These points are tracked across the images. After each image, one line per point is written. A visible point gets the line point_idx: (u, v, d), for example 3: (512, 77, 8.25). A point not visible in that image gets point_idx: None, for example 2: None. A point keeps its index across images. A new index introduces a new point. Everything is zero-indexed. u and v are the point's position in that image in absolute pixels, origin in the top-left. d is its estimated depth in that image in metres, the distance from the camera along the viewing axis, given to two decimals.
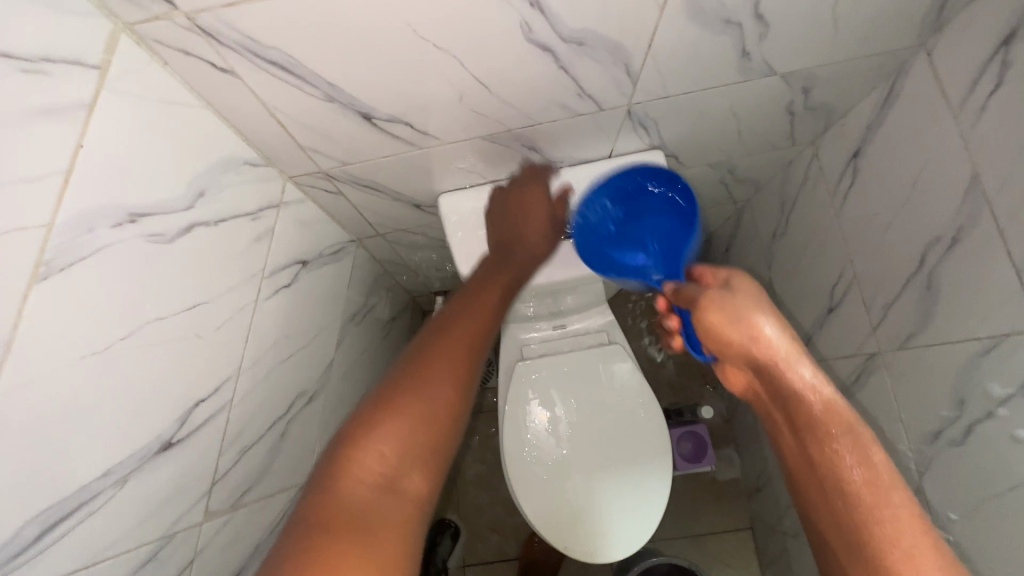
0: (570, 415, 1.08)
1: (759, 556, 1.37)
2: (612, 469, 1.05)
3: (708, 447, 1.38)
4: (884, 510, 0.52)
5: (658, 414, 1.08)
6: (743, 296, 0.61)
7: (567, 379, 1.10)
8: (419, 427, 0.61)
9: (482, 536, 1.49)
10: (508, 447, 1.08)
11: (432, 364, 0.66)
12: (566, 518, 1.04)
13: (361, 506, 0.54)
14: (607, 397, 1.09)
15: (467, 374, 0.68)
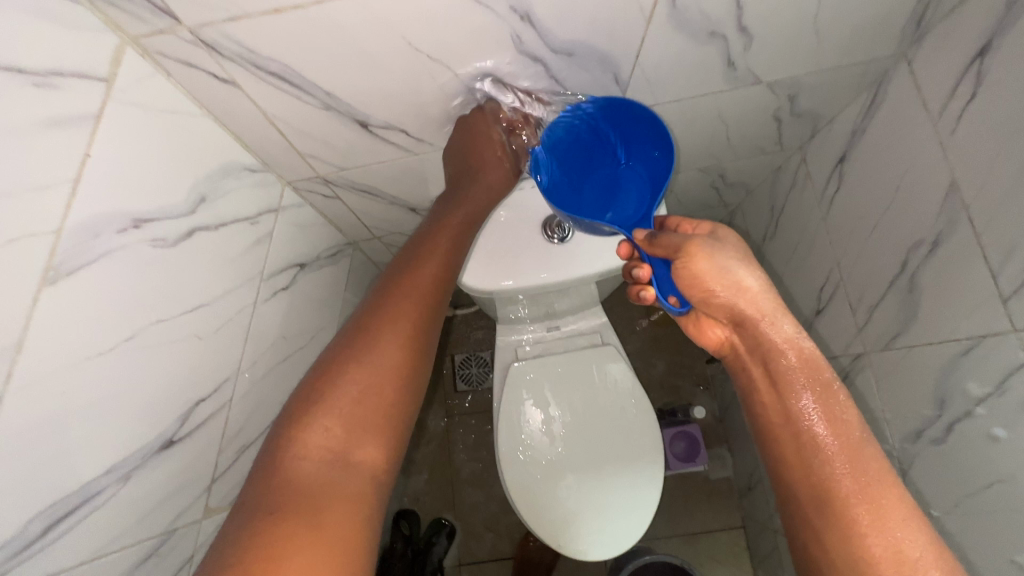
0: (564, 415, 1.09)
1: (751, 554, 1.39)
2: (605, 468, 1.07)
3: (701, 446, 1.40)
4: (854, 466, 0.55)
5: (651, 414, 1.10)
6: (728, 252, 0.61)
7: (562, 380, 1.11)
8: (365, 398, 0.56)
9: (477, 535, 1.50)
10: (503, 447, 1.09)
11: (383, 322, 0.61)
12: (559, 517, 1.05)
13: (313, 478, 0.52)
14: (600, 397, 1.10)
15: (430, 324, 0.63)
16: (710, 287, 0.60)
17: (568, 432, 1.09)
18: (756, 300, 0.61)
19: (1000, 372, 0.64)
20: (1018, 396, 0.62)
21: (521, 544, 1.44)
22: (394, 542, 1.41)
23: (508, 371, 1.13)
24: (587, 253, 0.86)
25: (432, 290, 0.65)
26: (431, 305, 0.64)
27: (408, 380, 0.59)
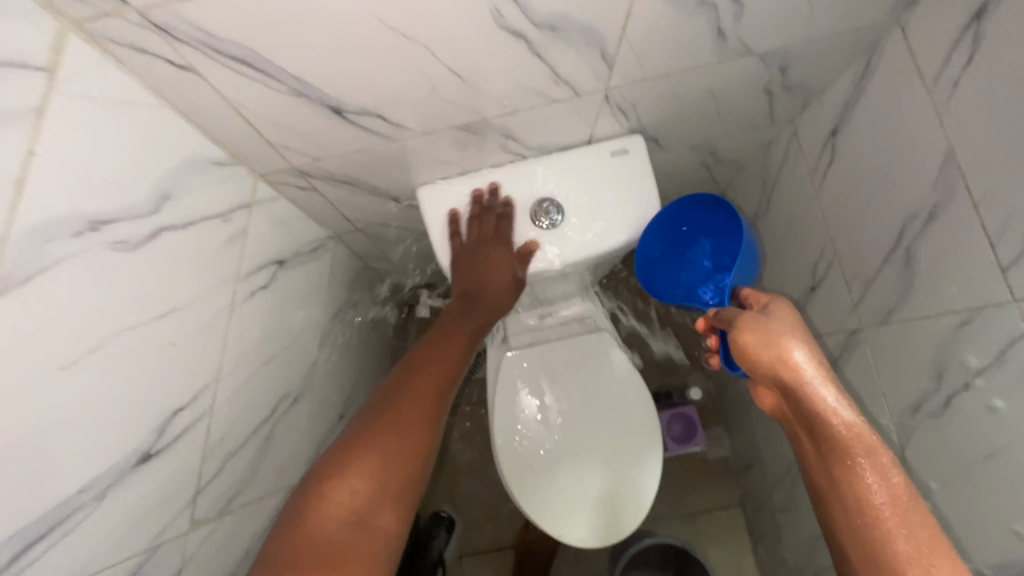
0: (560, 404, 1.08)
1: (750, 530, 1.40)
2: (603, 454, 1.06)
3: (697, 427, 1.40)
4: (902, 531, 0.50)
5: (647, 397, 1.09)
6: (777, 322, 0.63)
7: (556, 368, 1.10)
8: (388, 466, 0.63)
9: (477, 525, 1.50)
10: (499, 437, 1.08)
11: (405, 399, 0.70)
12: (559, 504, 1.04)
13: (332, 538, 0.56)
14: (596, 384, 1.09)
15: (439, 405, 0.72)
16: (756, 350, 0.61)
17: (564, 420, 1.08)
18: (807, 371, 0.58)
19: (999, 343, 0.63)
20: (1017, 367, 0.62)
21: (521, 533, 1.44)
22: None
23: (501, 362, 1.11)
24: (580, 239, 0.83)
25: (439, 378, 0.75)
26: (440, 389, 0.74)
27: (422, 458, 0.66)
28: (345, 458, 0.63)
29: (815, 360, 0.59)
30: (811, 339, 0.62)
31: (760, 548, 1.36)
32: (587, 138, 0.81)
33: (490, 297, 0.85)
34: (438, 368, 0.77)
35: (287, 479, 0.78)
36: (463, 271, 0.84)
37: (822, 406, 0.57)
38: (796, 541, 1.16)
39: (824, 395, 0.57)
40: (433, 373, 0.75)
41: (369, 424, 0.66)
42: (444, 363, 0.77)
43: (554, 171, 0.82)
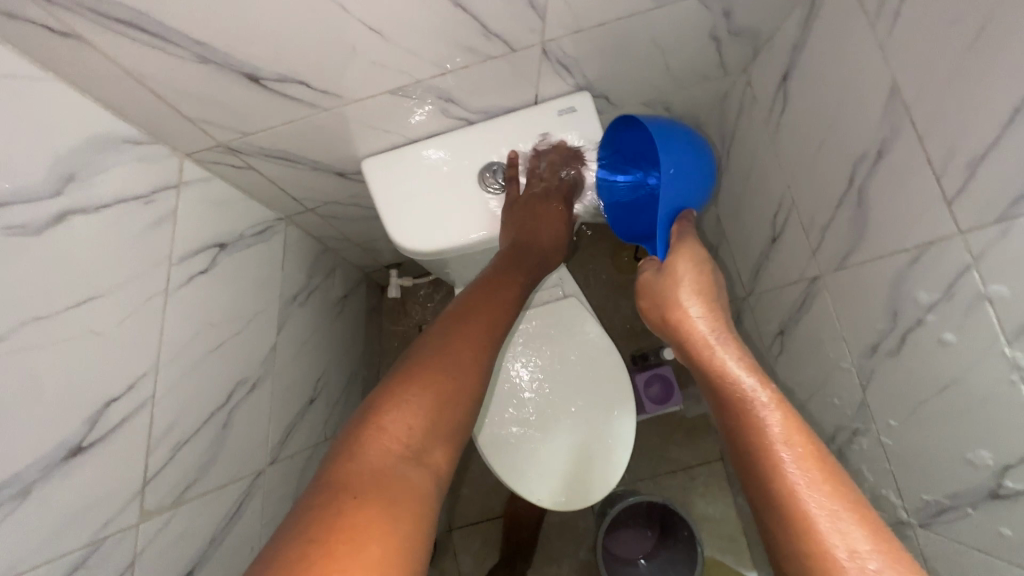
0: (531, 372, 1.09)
1: (731, 483, 1.43)
2: (578, 415, 1.07)
3: (675, 386, 1.42)
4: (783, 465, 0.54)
5: (618, 359, 1.09)
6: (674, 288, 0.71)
7: (525, 338, 1.10)
8: (442, 403, 0.57)
9: (465, 499, 1.51)
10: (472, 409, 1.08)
11: (461, 336, 0.64)
12: (537, 469, 1.05)
13: (385, 468, 0.51)
14: (566, 351, 1.10)
15: (492, 347, 0.65)
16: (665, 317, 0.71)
17: (537, 388, 1.08)
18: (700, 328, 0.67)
19: (947, 277, 0.64)
20: (963, 299, 0.62)
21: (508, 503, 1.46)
22: None
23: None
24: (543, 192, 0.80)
25: (499, 318, 0.68)
26: (495, 331, 0.66)
27: (472, 400, 0.60)
28: (396, 389, 0.57)
29: (711, 316, 0.67)
30: (708, 299, 0.69)
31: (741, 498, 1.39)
32: (533, 97, 0.78)
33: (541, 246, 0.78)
34: (496, 308, 0.69)
35: (252, 465, 0.77)
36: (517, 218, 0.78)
37: (717, 359, 0.64)
38: None
39: (717, 350, 0.64)
40: (490, 313, 0.68)
41: (421, 358, 0.61)
42: (502, 304, 0.70)
43: (503, 135, 0.79)
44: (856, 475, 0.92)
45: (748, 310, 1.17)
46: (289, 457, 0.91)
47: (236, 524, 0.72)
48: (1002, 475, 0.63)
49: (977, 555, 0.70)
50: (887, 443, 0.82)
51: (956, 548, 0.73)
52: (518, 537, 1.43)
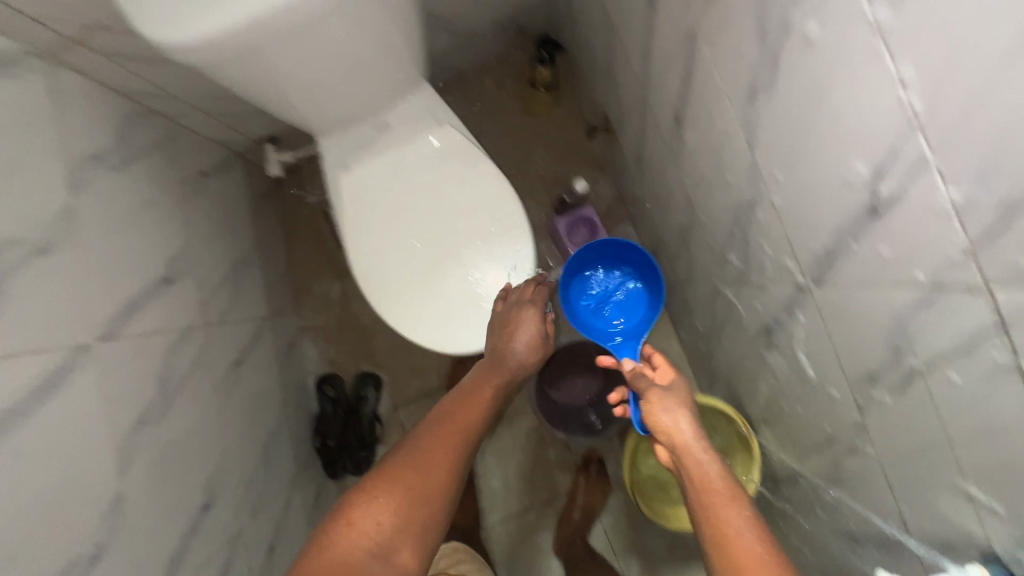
0: (419, 221, 1.01)
1: (673, 317, 1.44)
2: (476, 245, 1.01)
3: (599, 229, 1.38)
4: (755, 555, 0.63)
5: (512, 195, 1.02)
6: (674, 401, 0.83)
7: (407, 188, 1.01)
8: (406, 502, 0.72)
9: (402, 377, 1.49)
10: (368, 276, 1.00)
11: (433, 441, 0.80)
12: (453, 313, 1.00)
13: (351, 563, 0.65)
14: (453, 194, 1.02)
15: (460, 450, 0.81)
16: (662, 422, 0.81)
17: (427, 236, 1.01)
18: (693, 435, 0.78)
19: None
20: None
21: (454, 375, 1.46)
22: (323, 408, 1.44)
23: (338, 192, 1.01)
24: None
25: (465, 430, 0.83)
26: (460, 438, 0.82)
27: (439, 497, 0.75)
28: (375, 487, 0.73)
29: (696, 427, 0.79)
30: (693, 415, 0.82)
31: (682, 329, 1.41)
32: None
33: (511, 357, 0.93)
34: (461, 417, 0.85)
35: (64, 338, 0.69)
36: (497, 329, 0.96)
37: (701, 459, 0.75)
38: (704, 303, 1.17)
39: (705, 454, 0.75)
40: (457, 423, 0.84)
41: (395, 459, 0.77)
42: (468, 415, 0.86)
43: None
44: (756, 255, 0.85)
45: (649, 113, 1.05)
46: (141, 337, 0.83)
47: (52, 397, 0.66)
48: (877, 184, 0.53)
49: (857, 294, 0.64)
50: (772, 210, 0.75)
51: (845, 296, 0.66)
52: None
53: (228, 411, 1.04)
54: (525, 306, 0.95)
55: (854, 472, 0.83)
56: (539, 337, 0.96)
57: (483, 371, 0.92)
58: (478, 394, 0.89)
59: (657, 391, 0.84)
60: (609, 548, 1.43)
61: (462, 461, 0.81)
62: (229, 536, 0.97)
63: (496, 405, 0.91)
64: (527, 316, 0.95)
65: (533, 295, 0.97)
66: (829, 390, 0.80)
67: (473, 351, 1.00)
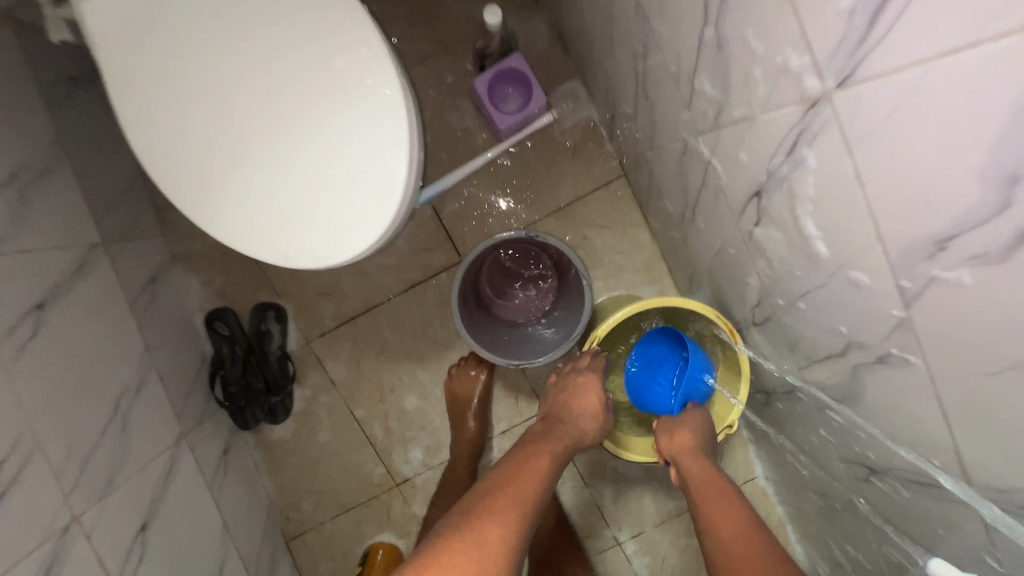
0: (227, 81, 0.68)
1: (638, 202, 1.14)
2: (315, 103, 0.67)
3: (535, 84, 1.06)
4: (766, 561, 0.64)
5: (357, 19, 0.67)
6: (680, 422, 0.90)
7: (200, 28, 0.68)
8: None
9: (313, 305, 1.22)
10: (167, 169, 0.69)
11: (483, 516, 0.68)
12: (297, 210, 0.68)
13: None
14: (274, 32, 0.68)
15: (516, 531, 0.68)
16: (668, 447, 0.88)
17: (242, 103, 0.68)
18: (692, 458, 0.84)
19: None
20: None
21: (447, 387, 1.18)
22: (218, 349, 1.18)
23: (99, 47, 0.68)
24: None
25: (522, 504, 0.72)
26: (518, 518, 0.70)
27: None
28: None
29: (696, 440, 0.87)
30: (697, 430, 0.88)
31: (650, 216, 1.11)
32: None
33: (572, 422, 0.91)
34: (520, 490, 0.74)
35: None
36: (554, 395, 0.98)
37: (698, 467, 0.83)
38: (669, 173, 0.88)
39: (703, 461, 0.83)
40: (516, 497, 0.72)
41: (443, 542, 0.65)
42: (524, 487, 0.75)
43: None
44: (739, 66, 0.52)
45: None
46: None
47: None
48: None
49: (926, 78, 0.33)
50: None
51: (900, 93, 0.35)
52: (460, 428, 1.17)
53: (28, 372, 0.77)
54: (582, 373, 0.97)
55: (878, 389, 0.57)
56: (603, 405, 0.94)
57: (538, 440, 0.85)
58: (537, 461, 0.80)
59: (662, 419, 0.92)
60: (581, 474, 1.30)
61: (522, 545, 0.69)
62: (53, 531, 0.75)
63: (558, 471, 0.82)
64: (588, 379, 0.95)
65: (589, 363, 0.98)
66: (853, 272, 0.50)
67: (338, 261, 0.69)
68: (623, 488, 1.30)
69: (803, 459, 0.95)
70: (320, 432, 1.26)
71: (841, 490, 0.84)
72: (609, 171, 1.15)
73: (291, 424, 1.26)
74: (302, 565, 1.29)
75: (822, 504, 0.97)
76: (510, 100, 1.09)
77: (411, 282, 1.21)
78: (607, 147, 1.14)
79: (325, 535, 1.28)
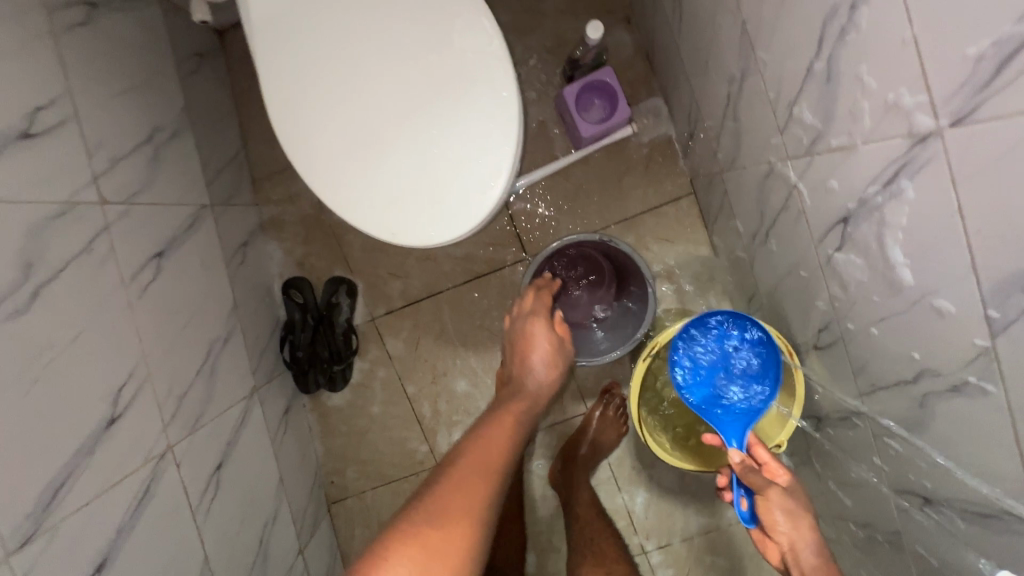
0: (365, 74, 0.75)
1: (704, 219, 1.18)
2: (439, 100, 0.74)
3: (622, 98, 1.10)
4: None
5: (487, 31, 0.74)
6: (794, 498, 0.75)
7: (347, 25, 0.75)
8: (430, 558, 0.58)
9: (383, 283, 1.30)
10: (301, 146, 0.77)
11: (452, 483, 0.66)
12: (408, 190, 0.75)
13: None
14: (410, 34, 0.75)
15: (492, 488, 0.68)
16: (789, 534, 0.74)
17: (375, 94, 0.75)
18: (817, 561, 0.73)
19: None
20: None
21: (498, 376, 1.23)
22: (290, 314, 1.26)
23: (259, 33, 0.76)
24: None
25: (490, 462, 0.71)
26: (487, 479, 0.68)
27: (473, 543, 0.61)
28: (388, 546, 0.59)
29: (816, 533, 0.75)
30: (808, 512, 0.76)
31: (715, 234, 1.15)
32: None
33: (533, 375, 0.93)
34: (483, 455, 0.72)
35: None
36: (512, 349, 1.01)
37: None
38: (747, 197, 0.91)
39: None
40: (478, 461, 0.70)
41: (417, 512, 0.63)
42: (491, 447, 0.74)
43: None
44: (848, 99, 0.55)
45: None
46: None
47: None
48: None
49: None
50: (866, 14, 0.48)
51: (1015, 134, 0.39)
52: None
53: (146, 311, 0.86)
54: (532, 319, 1.00)
55: (950, 417, 0.59)
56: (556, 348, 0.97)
57: (501, 403, 0.87)
58: (500, 422, 0.80)
59: (775, 492, 0.75)
60: (614, 478, 1.33)
61: (495, 503, 0.67)
62: (153, 454, 0.83)
63: (526, 427, 0.84)
64: (537, 325, 0.98)
65: (534, 307, 1.02)
66: (938, 300, 0.53)
67: (438, 241, 0.76)
68: (654, 499, 1.32)
69: (848, 488, 0.97)
70: (372, 404, 1.33)
71: (888, 522, 0.85)
72: (679, 187, 1.19)
73: (347, 393, 1.33)
74: (340, 529, 1.35)
75: (862, 535, 0.97)
76: (594, 110, 1.14)
77: (475, 273, 1.27)
78: (679, 163, 1.18)
79: (365, 502, 1.35)
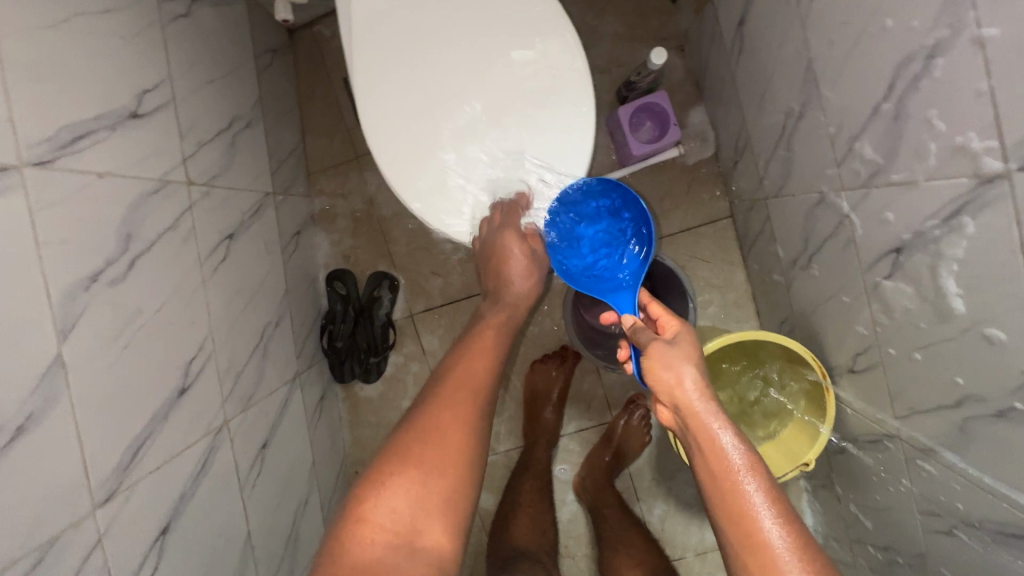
0: (453, 89, 0.83)
1: (741, 241, 1.22)
2: (519, 117, 0.83)
3: (672, 121, 1.15)
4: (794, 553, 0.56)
5: (567, 59, 0.83)
6: (684, 360, 0.67)
7: (439, 44, 0.82)
8: (426, 478, 0.67)
9: (425, 280, 1.34)
10: (388, 151, 0.83)
11: (439, 407, 0.73)
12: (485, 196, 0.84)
13: (376, 553, 0.61)
14: (496, 55, 0.82)
15: (479, 408, 0.75)
16: (662, 380, 0.66)
17: (461, 108, 0.83)
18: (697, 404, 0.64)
19: None
20: None
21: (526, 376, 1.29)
22: (332, 305, 1.30)
23: (357, 46, 0.83)
24: None
25: (473, 382, 0.77)
26: (470, 402, 0.75)
27: (464, 465, 0.70)
28: (385, 471, 0.67)
29: (702, 392, 0.64)
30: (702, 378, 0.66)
31: (750, 257, 1.19)
32: None
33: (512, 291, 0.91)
34: (467, 372, 0.78)
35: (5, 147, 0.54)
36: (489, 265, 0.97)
37: (708, 425, 0.63)
38: (793, 225, 0.96)
39: (708, 417, 0.63)
40: (462, 379, 0.77)
41: (411, 437, 0.71)
42: (473, 367, 0.79)
43: None
44: (913, 138, 0.60)
45: None
46: (92, 176, 0.66)
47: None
48: None
49: None
50: (941, 64, 0.53)
51: None
52: (535, 418, 1.26)
53: (215, 289, 0.90)
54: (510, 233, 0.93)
55: (991, 440, 0.63)
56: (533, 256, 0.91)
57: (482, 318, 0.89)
58: (482, 338, 0.84)
59: (659, 349, 0.67)
60: (633, 488, 1.36)
61: (479, 424, 0.75)
62: (213, 427, 0.86)
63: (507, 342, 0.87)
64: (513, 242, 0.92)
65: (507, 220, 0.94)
66: (991, 329, 0.58)
67: None
68: (671, 512, 1.35)
69: (870, 510, 1.00)
70: (403, 398, 1.36)
71: (910, 543, 0.88)
72: (718, 210, 1.24)
73: (379, 385, 1.36)
74: None
75: (880, 557, 1.00)
76: (643, 130, 1.20)
77: None
78: (720, 187, 1.23)
79: None
